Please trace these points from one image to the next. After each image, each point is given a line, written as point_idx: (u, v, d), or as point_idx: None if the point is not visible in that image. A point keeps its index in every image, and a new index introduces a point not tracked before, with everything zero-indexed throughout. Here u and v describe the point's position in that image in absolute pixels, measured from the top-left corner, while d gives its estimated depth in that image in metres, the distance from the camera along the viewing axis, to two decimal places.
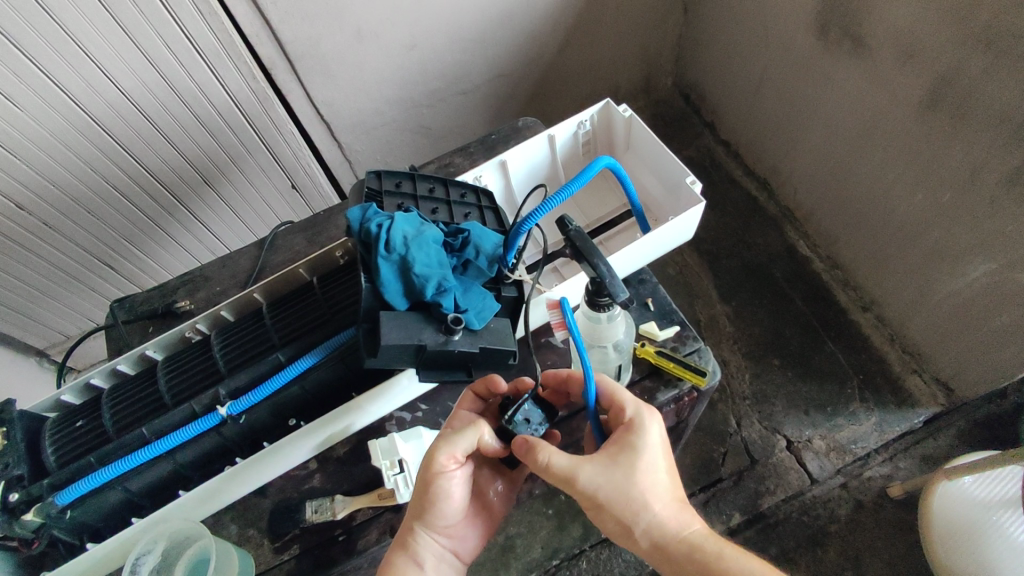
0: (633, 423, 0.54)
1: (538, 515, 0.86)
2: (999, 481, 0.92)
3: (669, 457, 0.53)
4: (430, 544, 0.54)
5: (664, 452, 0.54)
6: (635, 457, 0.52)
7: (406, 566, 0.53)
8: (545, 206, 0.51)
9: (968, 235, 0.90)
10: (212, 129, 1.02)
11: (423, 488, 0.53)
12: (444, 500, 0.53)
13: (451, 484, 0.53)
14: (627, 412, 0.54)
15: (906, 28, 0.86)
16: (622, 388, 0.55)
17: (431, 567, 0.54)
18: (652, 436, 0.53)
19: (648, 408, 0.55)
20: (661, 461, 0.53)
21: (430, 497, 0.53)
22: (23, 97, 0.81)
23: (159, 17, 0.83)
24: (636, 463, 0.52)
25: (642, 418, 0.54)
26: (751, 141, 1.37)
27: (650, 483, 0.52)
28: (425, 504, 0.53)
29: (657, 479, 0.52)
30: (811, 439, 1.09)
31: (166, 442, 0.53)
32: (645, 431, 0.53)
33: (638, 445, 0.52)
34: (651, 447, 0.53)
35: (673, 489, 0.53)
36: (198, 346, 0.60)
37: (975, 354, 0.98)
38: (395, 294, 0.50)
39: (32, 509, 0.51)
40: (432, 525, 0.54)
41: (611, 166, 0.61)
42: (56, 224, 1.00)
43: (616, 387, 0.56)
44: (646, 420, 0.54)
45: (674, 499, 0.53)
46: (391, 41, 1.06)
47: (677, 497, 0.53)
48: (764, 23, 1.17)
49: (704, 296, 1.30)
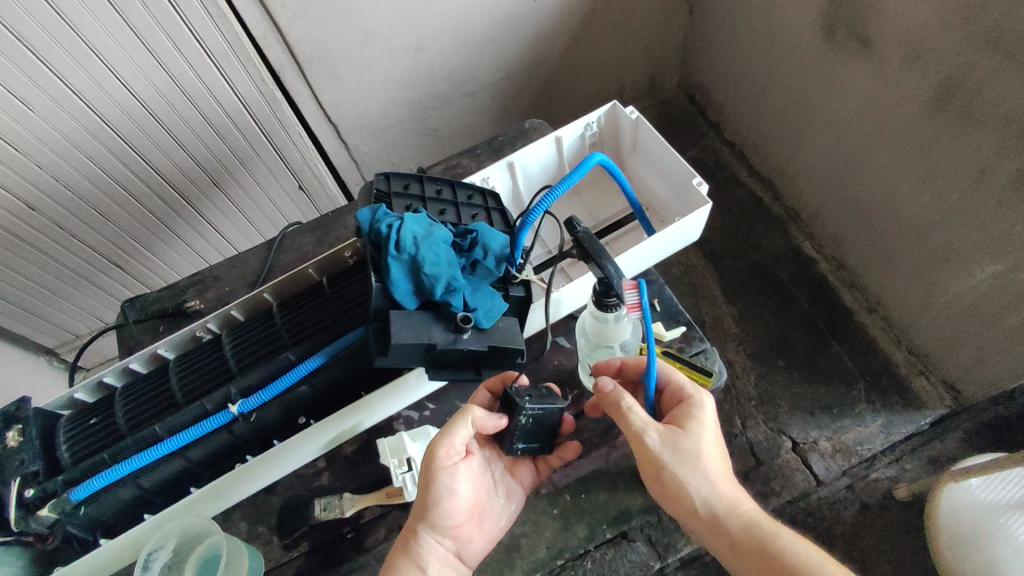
0: (692, 399, 0.62)
1: (542, 515, 0.82)
2: (1005, 484, 0.91)
3: (722, 435, 0.62)
4: (433, 546, 0.57)
5: (717, 430, 0.62)
6: (696, 429, 0.61)
7: (408, 567, 0.55)
8: (551, 198, 0.58)
9: (976, 237, 0.90)
10: (221, 130, 1.03)
11: (425, 482, 0.57)
12: (442, 494, 0.57)
13: (448, 476, 0.56)
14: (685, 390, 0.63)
15: (913, 29, 0.86)
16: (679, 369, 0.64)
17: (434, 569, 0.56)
18: (709, 412, 0.62)
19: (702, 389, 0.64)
20: (715, 437, 0.62)
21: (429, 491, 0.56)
22: (35, 98, 0.82)
23: (171, 20, 0.84)
24: (698, 434, 0.61)
25: (699, 395, 0.62)
26: (757, 142, 1.37)
27: (707, 454, 0.61)
28: (425, 502, 0.57)
29: (714, 451, 0.61)
30: (818, 440, 1.04)
31: (179, 439, 0.54)
32: (703, 406, 0.62)
33: (699, 418, 0.61)
34: (709, 422, 0.62)
35: (724, 463, 0.62)
36: (209, 346, 0.60)
37: (982, 355, 0.98)
38: (406, 294, 0.51)
39: (47, 505, 0.53)
40: (433, 524, 0.57)
41: (603, 163, 0.66)
42: (67, 224, 1.01)
43: (672, 370, 0.65)
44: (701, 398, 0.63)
45: (725, 472, 0.62)
46: (399, 43, 1.07)
47: (727, 470, 0.62)
48: (770, 24, 1.17)
49: (710, 297, 1.30)
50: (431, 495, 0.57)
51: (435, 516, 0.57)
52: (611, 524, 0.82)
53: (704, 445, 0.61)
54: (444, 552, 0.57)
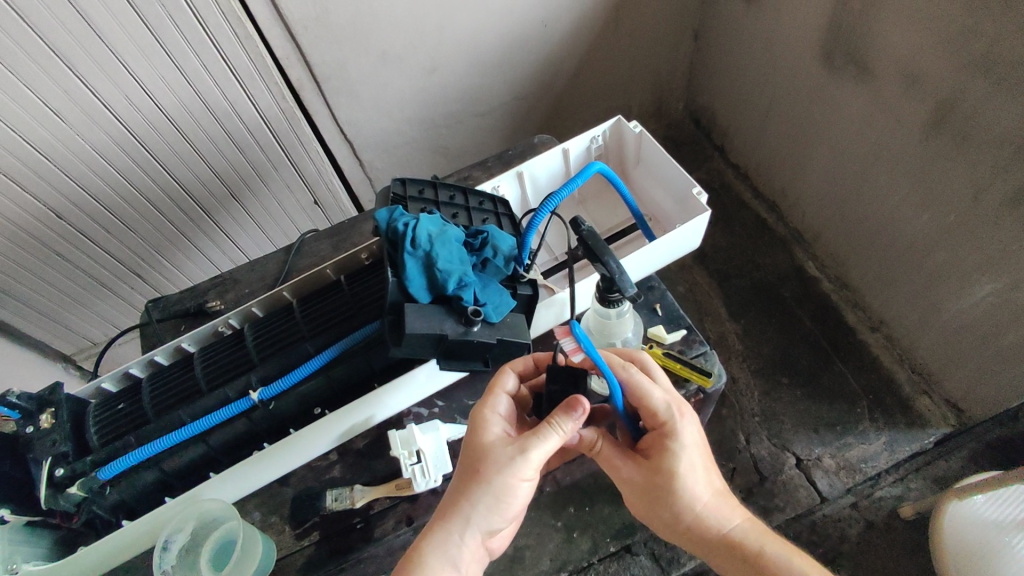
0: (669, 426, 0.60)
1: (546, 526, 0.86)
2: (1005, 503, 0.92)
3: (705, 449, 0.61)
4: (472, 548, 0.55)
5: (700, 445, 0.61)
6: (678, 459, 0.59)
7: (442, 567, 0.53)
8: (555, 199, 0.62)
9: (973, 256, 0.92)
10: (241, 145, 1.08)
11: (483, 487, 0.54)
12: (500, 499, 0.55)
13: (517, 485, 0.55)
14: (661, 419, 0.60)
15: (908, 54, 0.90)
16: (652, 398, 0.59)
17: (466, 566, 0.55)
18: (690, 434, 0.60)
19: (681, 407, 0.60)
20: (699, 453, 0.61)
21: (486, 494, 0.54)
22: (69, 112, 0.87)
23: (199, 40, 0.90)
24: (678, 465, 0.59)
25: (677, 421, 0.59)
26: (759, 164, 1.41)
27: (693, 475, 0.60)
28: (476, 506, 0.54)
29: (699, 471, 0.61)
30: (820, 457, 1.08)
31: (202, 424, 0.58)
32: (682, 430, 0.59)
33: (679, 445, 0.59)
34: (690, 447, 0.60)
35: (711, 471, 0.62)
36: (231, 338, 0.64)
37: (982, 373, 0.99)
38: (419, 288, 0.54)
39: (76, 483, 0.56)
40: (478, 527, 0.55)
41: (604, 172, 0.69)
42: (92, 233, 1.05)
43: (647, 394, 0.59)
44: (679, 424, 0.60)
45: (712, 482, 0.62)
46: (414, 65, 1.12)
47: (713, 480, 0.62)
48: (771, 51, 1.22)
49: (714, 314, 1.32)
50: (483, 499, 0.54)
51: (482, 521, 0.55)
52: (614, 537, 0.86)
53: (690, 470, 0.60)
54: (478, 549, 0.56)
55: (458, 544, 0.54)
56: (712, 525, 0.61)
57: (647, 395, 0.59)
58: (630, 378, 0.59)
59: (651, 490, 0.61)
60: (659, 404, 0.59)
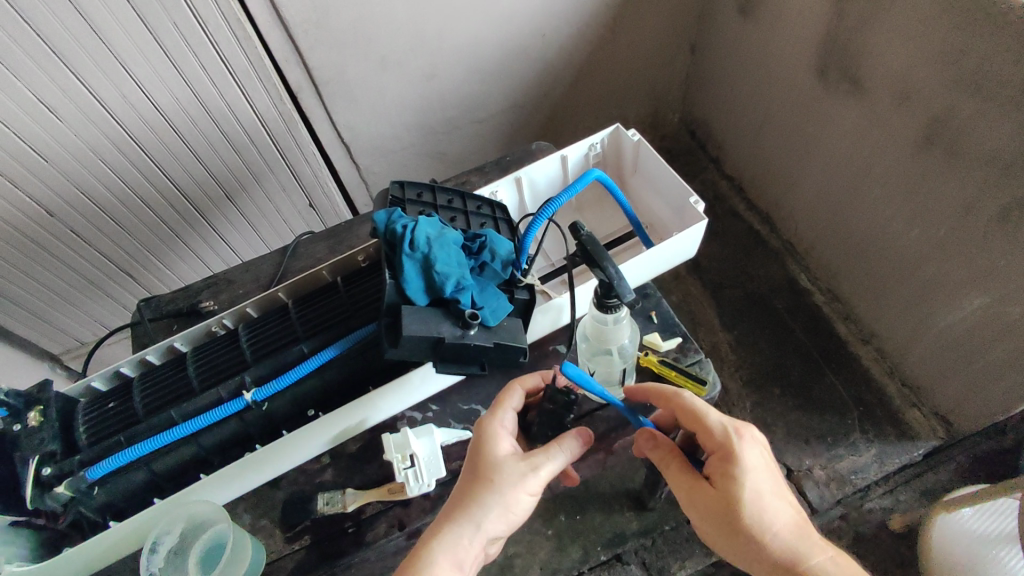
0: (730, 444, 0.58)
1: (538, 535, 0.89)
2: (996, 514, 0.91)
3: (773, 470, 0.59)
4: (476, 549, 0.54)
5: (767, 466, 0.59)
6: (745, 479, 0.57)
7: (448, 564, 0.52)
8: (555, 204, 0.63)
9: (964, 270, 0.93)
10: (237, 146, 1.07)
11: (497, 493, 0.55)
12: (511, 510, 0.55)
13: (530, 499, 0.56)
14: (720, 438, 0.58)
15: (902, 72, 0.92)
16: (710, 416, 0.58)
17: (470, 566, 0.54)
18: (754, 453, 0.58)
19: (741, 428, 0.59)
20: (767, 474, 0.58)
21: (499, 502, 0.55)
22: (64, 109, 0.87)
23: (199, 41, 0.90)
24: (744, 486, 0.57)
25: (738, 440, 0.58)
26: (754, 176, 1.42)
27: (764, 498, 0.58)
28: (486, 511, 0.54)
29: (769, 496, 0.58)
30: (812, 468, 1.08)
31: (195, 423, 0.57)
32: (743, 450, 0.58)
33: (743, 465, 0.57)
34: (756, 466, 0.57)
35: (783, 495, 0.59)
36: (225, 338, 0.63)
37: (973, 388, 1.00)
38: (417, 290, 0.54)
39: (63, 483, 0.56)
40: (486, 531, 0.54)
41: (600, 178, 0.70)
42: (84, 232, 1.04)
43: (703, 411, 0.59)
44: (740, 443, 0.58)
45: (787, 507, 0.59)
46: (412, 70, 1.12)
47: (788, 506, 0.59)
48: (766, 64, 1.23)
49: (707, 324, 1.33)
50: (493, 507, 0.54)
51: (488, 525, 0.54)
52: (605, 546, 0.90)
53: (760, 492, 0.57)
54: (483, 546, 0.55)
55: (465, 544, 0.53)
56: (790, 555, 0.57)
57: (703, 414, 0.59)
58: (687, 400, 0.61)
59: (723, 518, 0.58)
60: (714, 425, 0.59)
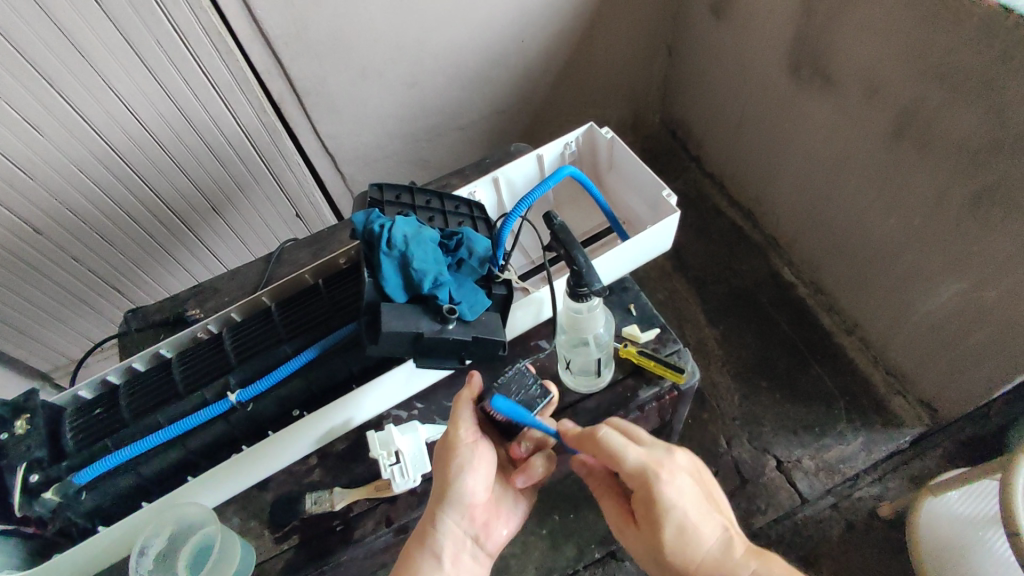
0: (651, 487, 0.58)
1: (532, 535, 0.93)
2: (980, 498, 0.93)
3: (698, 503, 0.59)
4: (448, 535, 0.59)
5: (691, 498, 0.59)
6: (666, 518, 0.58)
7: (425, 556, 0.58)
8: (528, 200, 0.65)
9: (939, 258, 0.95)
10: (222, 158, 1.09)
11: (443, 466, 0.58)
12: (464, 482, 0.58)
13: (465, 463, 0.58)
14: (645, 482, 0.59)
15: (870, 65, 0.94)
16: (626, 458, 0.58)
17: (448, 558, 0.59)
18: (676, 492, 0.58)
19: (660, 468, 0.59)
20: (691, 506, 0.59)
21: (449, 476, 0.58)
22: (47, 125, 0.88)
23: (180, 54, 0.91)
24: (668, 525, 0.59)
25: (657, 482, 0.58)
26: (734, 174, 1.45)
27: (689, 527, 0.59)
28: (443, 491, 0.58)
29: (697, 522, 0.60)
30: (800, 458, 1.13)
31: (181, 425, 0.59)
32: (664, 493, 0.58)
33: (663, 506, 0.58)
34: (678, 504, 0.59)
35: (711, 519, 0.61)
36: (210, 343, 0.64)
37: (953, 373, 1.02)
38: (396, 288, 0.56)
39: (51, 488, 0.57)
40: (451, 512, 0.59)
41: (575, 175, 0.74)
42: (72, 249, 1.05)
43: (623, 453, 0.59)
44: (662, 486, 0.58)
45: (712, 527, 0.60)
46: (393, 79, 1.14)
47: (713, 526, 0.60)
48: (741, 64, 1.26)
49: (693, 321, 1.35)
50: (447, 483, 0.58)
51: (452, 503, 0.58)
52: (599, 543, 0.92)
53: (684, 523, 0.59)
54: (462, 539, 0.60)
55: (433, 537, 0.58)
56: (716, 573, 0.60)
57: (622, 454, 0.59)
58: (605, 430, 0.60)
59: (651, 547, 0.61)
60: (634, 466, 0.59)
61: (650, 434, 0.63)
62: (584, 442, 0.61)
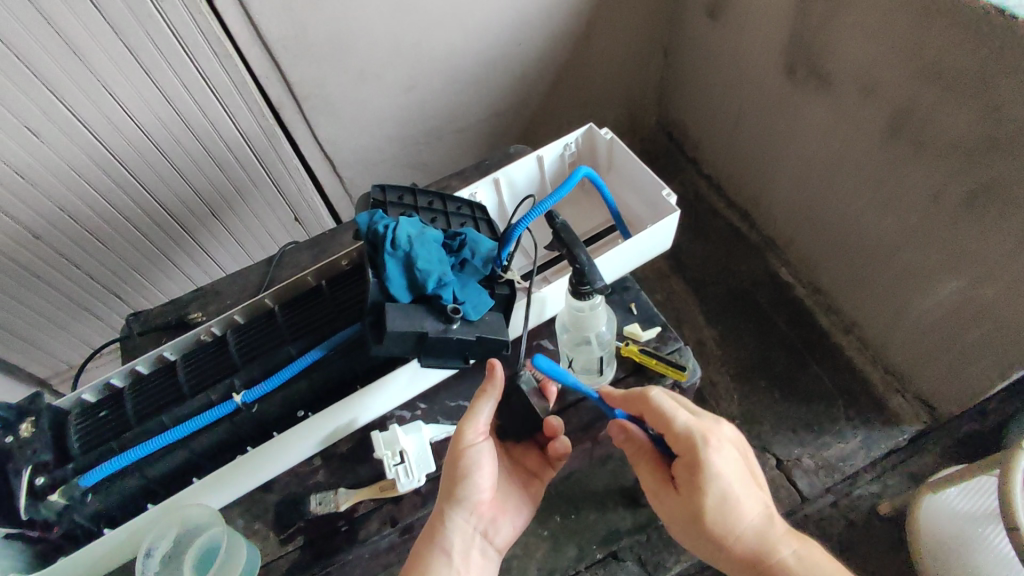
0: (697, 451, 0.61)
1: (534, 536, 0.93)
2: (978, 494, 0.93)
3: (740, 474, 0.61)
4: (458, 530, 0.60)
5: (733, 469, 0.61)
6: (709, 483, 0.60)
7: (436, 551, 0.59)
8: (539, 206, 0.65)
9: (935, 256, 0.96)
10: (221, 163, 1.09)
11: (454, 461, 0.60)
12: (475, 475, 0.60)
13: (475, 456, 0.60)
14: (693, 445, 0.61)
15: (864, 66, 0.95)
16: (676, 420, 0.61)
17: (457, 553, 0.60)
18: (721, 458, 0.61)
19: (708, 436, 0.61)
20: (734, 476, 0.61)
21: (460, 470, 0.60)
22: (46, 131, 0.88)
23: (179, 59, 0.91)
24: (711, 492, 0.61)
25: (703, 448, 0.60)
26: (730, 175, 1.46)
27: (731, 499, 0.61)
28: (454, 484, 0.60)
29: (739, 493, 0.61)
30: (800, 457, 1.14)
31: (187, 427, 0.59)
32: (709, 459, 0.60)
33: (708, 470, 0.60)
34: (721, 472, 0.60)
35: (750, 494, 0.62)
36: (214, 345, 0.64)
37: (950, 370, 1.02)
38: (400, 288, 0.56)
39: (57, 491, 0.57)
40: (461, 507, 0.60)
41: (590, 176, 0.74)
42: (71, 254, 1.05)
43: (674, 415, 0.62)
44: (709, 453, 0.60)
45: (753, 500, 0.62)
46: (392, 83, 1.15)
47: (753, 499, 0.62)
48: (736, 66, 1.27)
49: (692, 321, 1.36)
50: (457, 477, 0.60)
51: (462, 497, 0.60)
52: (601, 543, 0.92)
53: (726, 493, 0.61)
54: (470, 536, 0.62)
55: (444, 529, 0.60)
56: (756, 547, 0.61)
57: (672, 417, 0.62)
58: (659, 396, 0.63)
59: (689, 517, 0.63)
60: (683, 431, 0.61)
61: (699, 407, 0.65)
62: (634, 405, 0.65)
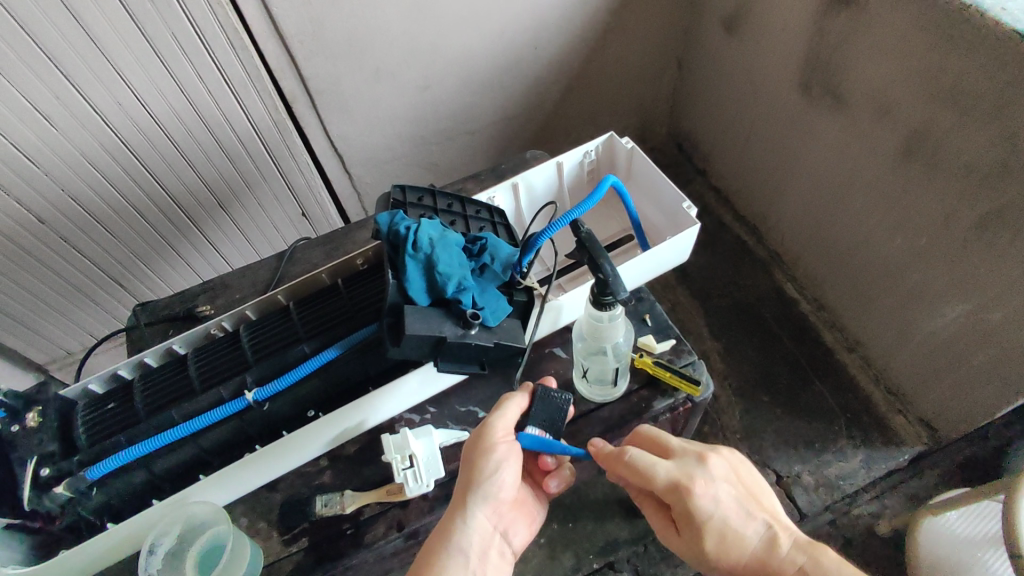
0: (684, 496, 0.61)
1: (531, 544, 0.92)
2: (982, 518, 0.91)
3: (736, 504, 0.61)
4: (477, 530, 0.59)
5: (728, 501, 0.61)
6: (704, 523, 0.61)
7: (453, 555, 0.57)
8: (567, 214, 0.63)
9: (943, 279, 0.96)
10: (232, 155, 1.08)
11: (475, 462, 0.59)
12: (497, 476, 0.59)
13: (500, 457, 0.59)
14: (680, 490, 0.61)
15: (879, 86, 0.95)
16: (654, 475, 0.60)
17: (474, 554, 0.58)
18: (709, 498, 0.61)
19: (693, 481, 0.61)
20: (729, 508, 0.61)
21: (481, 471, 0.59)
22: (57, 114, 0.87)
23: (196, 50, 0.91)
24: (709, 533, 0.61)
25: (688, 490, 0.60)
26: (739, 188, 1.46)
27: (730, 533, 0.62)
28: (476, 483, 0.59)
29: (738, 520, 0.62)
30: (799, 474, 1.13)
31: (196, 422, 0.58)
32: (697, 498, 0.60)
33: (698, 512, 0.61)
34: (714, 510, 0.61)
35: (751, 519, 0.62)
36: (226, 340, 0.64)
37: (954, 394, 1.02)
38: (418, 290, 0.56)
39: (63, 483, 0.56)
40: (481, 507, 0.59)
41: (615, 186, 0.73)
42: (76, 240, 1.04)
43: (653, 468, 0.61)
44: (696, 495, 0.61)
45: (753, 526, 0.62)
46: (406, 82, 1.14)
47: (753, 524, 0.62)
48: (751, 80, 1.27)
49: (696, 333, 1.36)
50: (479, 476, 0.59)
51: (483, 498, 0.59)
52: (597, 553, 0.91)
53: (724, 531, 0.61)
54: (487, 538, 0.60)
55: (463, 529, 0.58)
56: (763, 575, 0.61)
57: (652, 471, 0.61)
58: (636, 450, 0.62)
59: (695, 552, 0.64)
60: (664, 482, 0.61)
61: (683, 442, 0.64)
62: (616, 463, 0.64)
